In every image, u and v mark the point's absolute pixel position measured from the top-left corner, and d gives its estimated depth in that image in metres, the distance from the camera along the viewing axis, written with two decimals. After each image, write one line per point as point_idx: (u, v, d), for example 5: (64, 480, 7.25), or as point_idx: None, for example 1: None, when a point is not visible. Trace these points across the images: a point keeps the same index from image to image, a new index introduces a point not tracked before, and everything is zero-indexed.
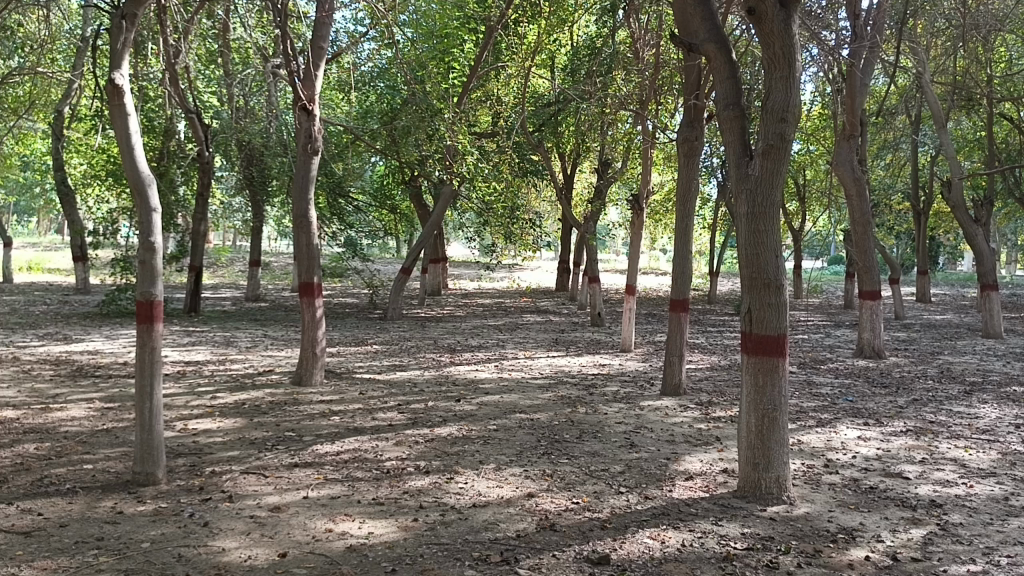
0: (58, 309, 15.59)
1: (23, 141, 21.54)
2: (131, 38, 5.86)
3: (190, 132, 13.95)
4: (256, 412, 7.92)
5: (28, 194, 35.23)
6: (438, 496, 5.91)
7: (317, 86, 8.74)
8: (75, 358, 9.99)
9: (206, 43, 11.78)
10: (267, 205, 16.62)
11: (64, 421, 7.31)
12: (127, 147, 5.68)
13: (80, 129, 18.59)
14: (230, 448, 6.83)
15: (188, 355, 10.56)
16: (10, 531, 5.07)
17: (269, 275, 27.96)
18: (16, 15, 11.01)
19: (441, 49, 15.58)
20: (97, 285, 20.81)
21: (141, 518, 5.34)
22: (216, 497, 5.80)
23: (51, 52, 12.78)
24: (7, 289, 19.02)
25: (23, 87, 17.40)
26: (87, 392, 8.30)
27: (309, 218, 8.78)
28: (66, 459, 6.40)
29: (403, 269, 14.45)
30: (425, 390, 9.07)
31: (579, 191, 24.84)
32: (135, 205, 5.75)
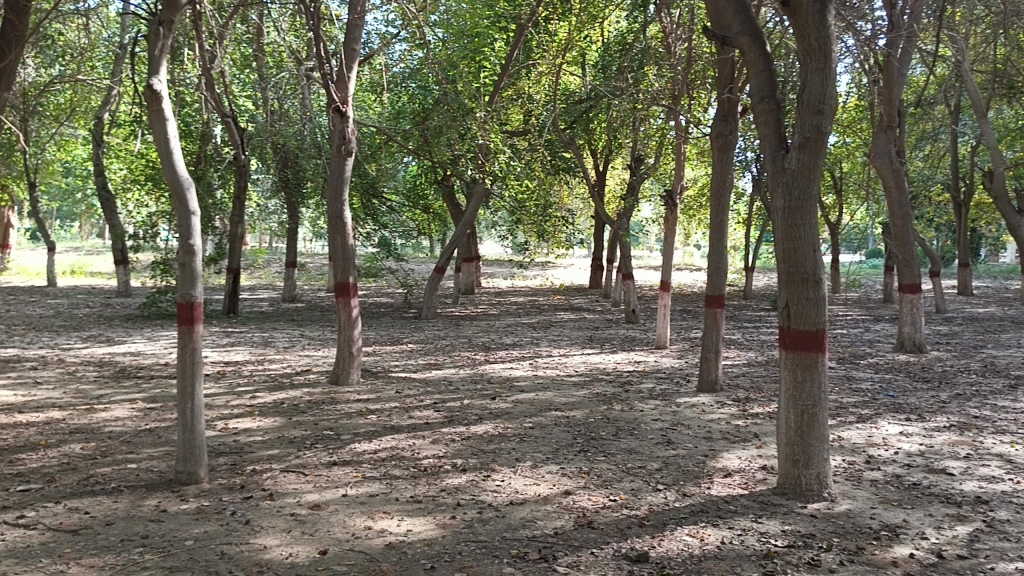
0: (101, 312, 15.89)
1: (66, 147, 22.07)
2: (168, 45, 5.96)
3: (228, 135, 13.74)
4: (295, 411, 8.01)
5: (70, 200, 36.10)
6: (475, 493, 5.94)
7: (350, 88, 8.83)
8: (118, 359, 10.19)
9: (241, 48, 11.92)
10: (303, 206, 16.79)
11: (108, 422, 7.45)
12: (165, 151, 5.77)
13: (119, 135, 18.99)
14: (270, 447, 6.92)
15: (227, 355, 10.72)
16: (58, 530, 5.19)
17: (304, 276, 28.34)
18: (56, 26, 11.25)
19: (472, 48, 15.55)
20: (138, 288, 21.17)
21: (185, 517, 5.44)
22: (257, 494, 5.89)
23: (89, 60, 13.01)
24: (53, 294, 19.46)
25: (65, 95, 17.83)
26: (129, 393, 8.45)
27: (343, 220, 8.83)
28: (111, 458, 6.53)
29: (436, 268, 14.48)
30: (461, 388, 9.10)
31: (611, 187, 24.77)
32: (175, 209, 5.84)
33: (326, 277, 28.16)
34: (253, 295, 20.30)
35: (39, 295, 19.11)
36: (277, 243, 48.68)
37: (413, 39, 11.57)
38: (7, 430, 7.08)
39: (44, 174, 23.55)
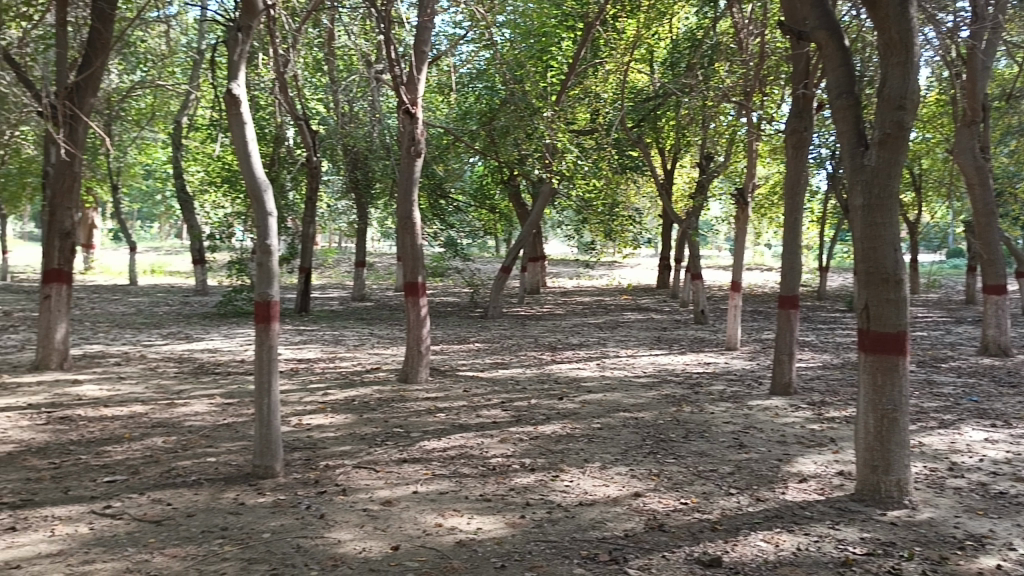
0: (180, 310, 16.42)
1: (147, 151, 22.88)
2: (247, 49, 6.13)
3: (301, 138, 13.99)
4: (365, 408, 8.13)
5: (150, 201, 37.41)
6: (544, 493, 5.94)
7: (420, 89, 8.90)
8: (196, 356, 10.51)
9: (313, 51, 12.18)
10: (372, 207, 17.04)
11: (188, 416, 7.68)
12: (244, 153, 5.93)
13: (197, 138, 19.61)
14: (342, 443, 7.05)
15: (300, 353, 10.96)
16: (142, 520, 5.38)
17: (373, 275, 28.80)
18: (140, 34, 11.66)
19: (540, 47, 15.56)
20: (215, 287, 21.80)
21: (262, 510, 5.57)
22: (331, 490, 6.00)
23: (169, 66, 13.47)
24: (135, 292, 20.20)
25: (146, 100, 18.49)
26: (207, 388, 8.71)
27: (413, 220, 8.92)
28: (191, 451, 6.74)
29: (502, 268, 14.54)
30: (528, 388, 9.11)
31: (679, 186, 24.49)
32: (252, 210, 5.99)
33: (393, 276, 28.54)
34: (324, 294, 20.71)
35: (122, 293, 19.86)
36: (346, 242, 49.57)
37: (481, 40, 11.65)
38: (94, 422, 7.38)
39: (126, 176, 24.45)
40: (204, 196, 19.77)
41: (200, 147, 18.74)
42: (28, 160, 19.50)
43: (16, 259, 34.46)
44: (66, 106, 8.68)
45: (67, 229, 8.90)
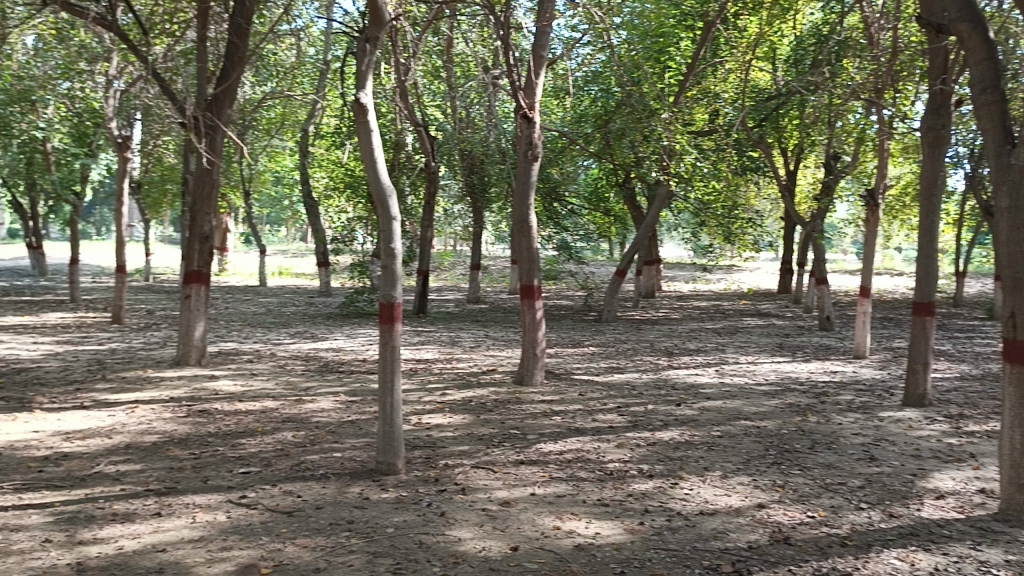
0: (306, 311, 17.13)
1: (276, 158, 24.00)
2: (374, 59, 6.32)
3: (420, 144, 14.30)
4: (482, 409, 8.25)
5: (278, 207, 39.22)
6: (663, 500, 5.86)
7: (538, 93, 8.94)
8: (322, 354, 10.94)
9: (433, 59, 12.46)
10: (488, 210, 17.26)
11: (315, 412, 8.00)
12: (370, 160, 6.12)
13: (323, 146, 20.42)
14: (461, 443, 7.17)
15: (418, 353, 11.22)
16: (275, 511, 5.64)
17: (488, 278, 29.18)
18: (272, 47, 12.25)
19: (657, 48, 15.37)
20: (338, 288, 22.62)
21: (385, 505, 5.74)
22: (450, 488, 6.12)
23: (296, 77, 14.10)
24: (265, 293, 21.22)
25: (276, 110, 19.39)
26: (332, 386, 9.05)
27: (530, 223, 8.96)
28: (318, 446, 7.01)
29: (617, 272, 14.43)
30: (645, 393, 9.01)
31: (802, 188, 23.64)
32: (378, 214, 6.17)
33: (507, 279, 28.83)
34: (440, 296, 21.14)
35: (253, 294, 20.91)
36: (461, 246, 50.47)
37: (597, 43, 11.65)
38: (229, 416, 7.79)
39: (257, 183, 25.73)
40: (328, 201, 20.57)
41: (324, 154, 19.50)
42: (170, 168, 20.83)
43: (160, 261, 36.91)
44: (205, 117, 9.22)
45: (206, 233, 9.38)
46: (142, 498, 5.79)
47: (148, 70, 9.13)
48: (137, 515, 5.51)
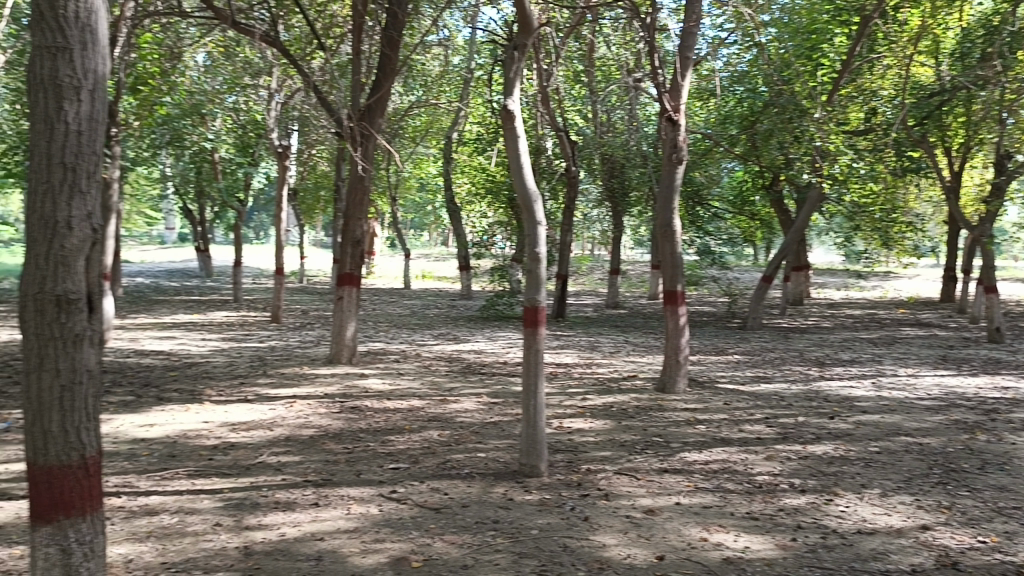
0: (449, 313, 17.60)
1: (420, 165, 24.81)
2: (522, 66, 6.40)
3: (561, 149, 14.39)
4: (624, 415, 8.19)
5: (422, 212, 40.47)
6: (816, 517, 5.61)
7: (684, 95, 8.77)
8: (464, 356, 11.19)
9: (575, 64, 12.52)
10: (628, 215, 17.15)
11: (459, 413, 8.20)
12: (516, 166, 6.19)
13: (466, 152, 20.92)
14: (603, 449, 7.15)
15: (559, 357, 11.28)
16: (424, 506, 5.81)
17: (627, 283, 28.94)
18: (420, 57, 12.68)
19: (810, 45, 14.82)
20: (479, 292, 23.09)
21: (529, 507, 5.80)
22: (594, 493, 6.10)
23: (441, 86, 14.54)
24: (410, 295, 21.96)
25: (422, 119, 20.05)
26: (476, 387, 9.24)
27: (673, 228, 8.77)
28: (463, 446, 7.18)
29: (763, 278, 13.98)
30: (794, 405, 8.67)
31: (968, 190, 22.08)
32: (523, 219, 6.24)
33: (647, 284, 28.54)
34: (579, 300, 21.17)
35: (398, 296, 21.68)
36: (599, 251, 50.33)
37: (745, 43, 11.36)
38: (379, 413, 8.11)
39: (402, 188, 26.68)
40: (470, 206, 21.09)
41: (467, 160, 19.97)
42: (323, 175, 21.95)
43: (314, 264, 38.92)
44: (357, 126, 9.62)
45: (358, 238, 9.69)
46: (301, 488, 6.12)
47: (307, 83, 9.64)
48: (296, 503, 5.83)
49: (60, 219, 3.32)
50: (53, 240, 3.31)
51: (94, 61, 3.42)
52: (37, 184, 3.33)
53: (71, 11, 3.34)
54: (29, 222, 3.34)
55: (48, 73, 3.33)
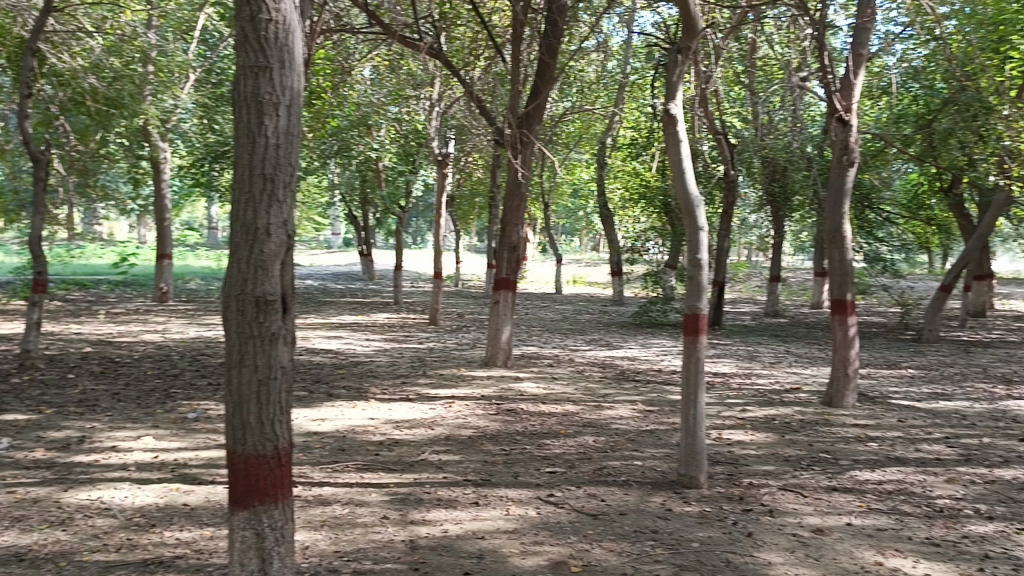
0: (601, 319, 17.57)
1: (574, 171, 24.96)
2: (684, 70, 6.26)
3: (719, 153, 14.05)
4: (787, 429, 7.87)
5: (574, 218, 40.61)
6: (1007, 547, 5.17)
7: (855, 93, 8.35)
8: (618, 363, 11.14)
9: (736, 65, 12.20)
10: (789, 220, 16.51)
11: (614, 419, 8.16)
12: (678, 171, 6.08)
13: (619, 157, 20.84)
14: (766, 463, 6.90)
15: (715, 367, 11.00)
16: (581, 512, 5.82)
17: (787, 291, 27.87)
18: (577, 64, 12.76)
19: (996, 37, 13.76)
20: (631, 298, 22.92)
21: (689, 519, 5.69)
22: (757, 509, 5.90)
23: (595, 92, 14.56)
24: (562, 301, 22.12)
25: (576, 125, 20.16)
26: (630, 394, 9.16)
27: (842, 233, 8.35)
28: (619, 453, 7.14)
29: (942, 287, 13.07)
30: (977, 425, 8.04)
31: None
32: (685, 225, 6.12)
33: (808, 292, 27.36)
34: (736, 308, 20.58)
35: (550, 301, 21.88)
36: (755, 257, 48.69)
37: (924, 37, 10.68)
38: (535, 416, 8.20)
39: (555, 194, 26.93)
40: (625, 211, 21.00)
41: (621, 165, 19.90)
42: (478, 182, 22.51)
43: (468, 268, 39.96)
44: (516, 133, 9.78)
45: (514, 243, 9.84)
46: (462, 487, 6.28)
47: (467, 93, 9.92)
48: (458, 502, 5.98)
49: (259, 226, 3.58)
50: (253, 246, 3.58)
51: (291, 78, 3.66)
52: (240, 194, 3.60)
53: (271, 33, 3.60)
54: (233, 228, 3.62)
55: (250, 91, 3.59)
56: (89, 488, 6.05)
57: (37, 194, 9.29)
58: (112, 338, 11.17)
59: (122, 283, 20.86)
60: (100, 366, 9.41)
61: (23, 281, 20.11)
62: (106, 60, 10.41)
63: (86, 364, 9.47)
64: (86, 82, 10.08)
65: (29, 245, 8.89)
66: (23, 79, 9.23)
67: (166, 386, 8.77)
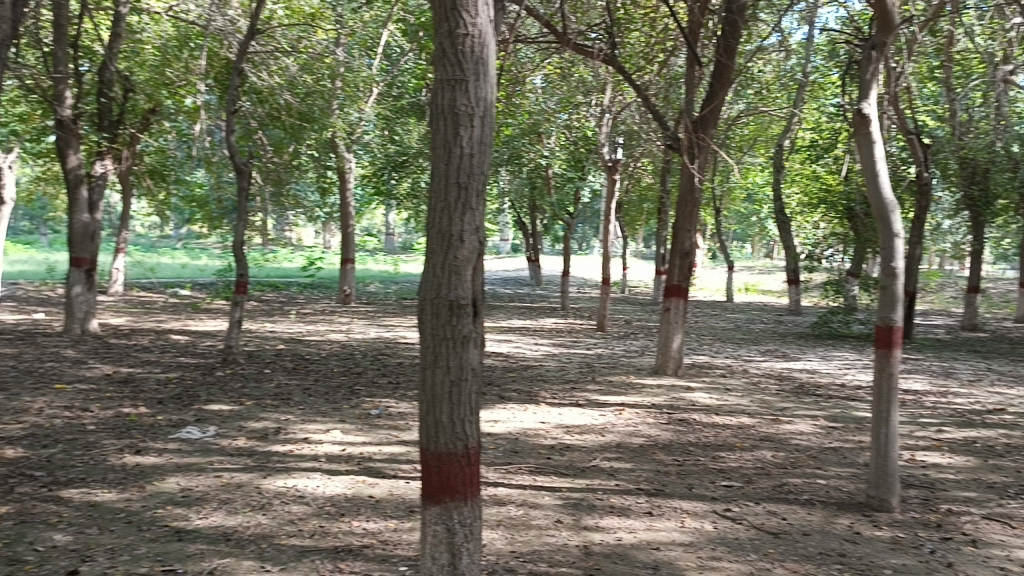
0: (776, 329, 16.89)
1: (747, 175, 24.18)
2: (880, 66, 5.89)
3: (909, 154, 13.15)
4: (991, 453, 7.23)
5: (746, 223, 39.30)
6: None
7: None
8: (797, 375, 10.66)
9: (932, 59, 11.36)
10: (990, 225, 15.17)
11: (794, 434, 7.81)
12: (872, 174, 5.73)
13: (798, 160, 19.98)
14: (966, 489, 6.37)
15: (906, 383, 10.28)
16: (760, 529, 5.61)
17: (986, 303, 25.60)
18: (755, 65, 12.35)
19: None
20: (808, 307, 21.88)
21: (880, 544, 5.34)
22: (957, 538, 5.45)
23: (771, 93, 14.05)
24: (733, 309, 21.47)
25: (750, 128, 19.52)
26: (810, 409, 8.74)
27: None
28: (800, 470, 6.82)
29: None
30: None
31: None
32: (877, 232, 5.77)
33: (1011, 304, 25.00)
34: (926, 321, 19.15)
35: (720, 309, 21.29)
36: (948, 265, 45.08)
37: None
38: (708, 428, 8.00)
39: (727, 199, 26.20)
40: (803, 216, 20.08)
41: (799, 169, 19.05)
42: (647, 188, 22.30)
43: (634, 274, 39.62)
44: (691, 137, 9.59)
45: (687, 249, 9.64)
46: (636, 495, 6.22)
47: (641, 98, 9.78)
48: (631, 510, 5.93)
49: (454, 232, 3.71)
50: (448, 251, 3.71)
51: (485, 90, 3.78)
52: (436, 203, 3.75)
53: (468, 47, 3.73)
54: (429, 235, 3.77)
55: (447, 103, 3.74)
56: (286, 476, 6.50)
57: (241, 203, 10.09)
58: (302, 336, 11.98)
59: (309, 285, 22.35)
60: (292, 363, 10.11)
61: (224, 282, 22.01)
62: (301, 78, 11.19)
63: (280, 360, 10.21)
64: (283, 98, 10.85)
65: (233, 249, 9.69)
66: (230, 98, 10.07)
67: (351, 383, 9.28)
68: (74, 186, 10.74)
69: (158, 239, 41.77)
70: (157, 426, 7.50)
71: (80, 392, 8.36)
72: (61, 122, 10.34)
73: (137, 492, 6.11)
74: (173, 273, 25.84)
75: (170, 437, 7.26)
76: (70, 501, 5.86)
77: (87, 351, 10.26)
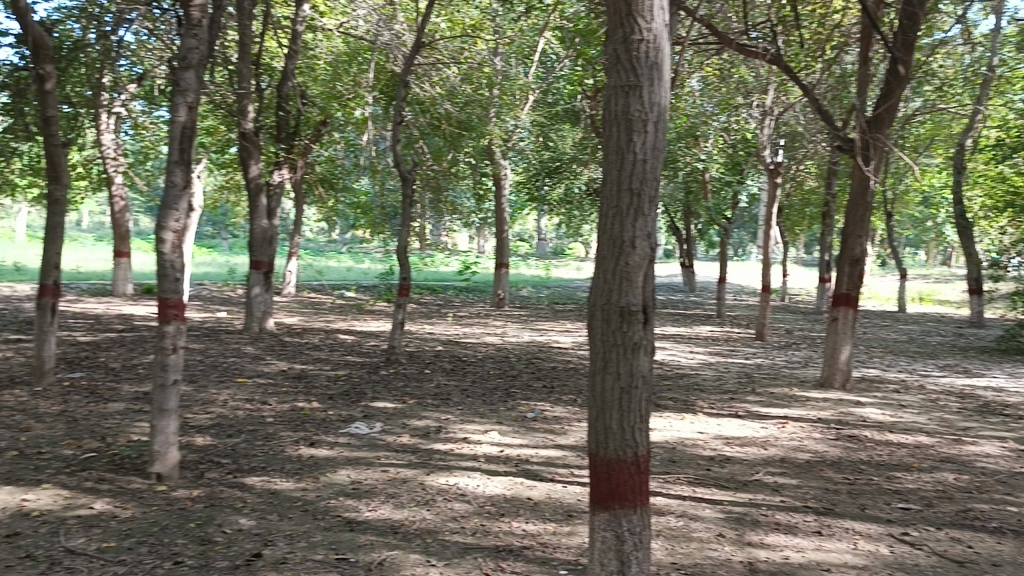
0: (954, 342, 15.74)
1: (923, 178, 22.70)
2: None
3: None
4: None
5: (920, 228, 36.85)
6: None
7: None
8: (980, 393, 9.87)
9: None
10: None
11: (979, 457, 7.24)
12: None
13: (982, 161, 18.55)
14: None
15: None
16: (943, 556, 5.22)
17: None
18: (937, 59, 11.61)
19: None
20: (991, 319, 20.25)
21: None
22: None
23: (952, 89, 13.13)
24: (905, 320, 20.20)
25: (927, 127, 18.33)
26: (997, 430, 8.07)
27: None
28: (987, 495, 6.31)
29: None
30: None
31: None
32: None
33: None
34: None
35: (891, 319, 20.08)
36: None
37: None
38: (881, 446, 7.55)
39: (900, 203, 24.69)
40: (985, 220, 18.60)
41: (983, 170, 17.68)
42: (811, 193, 21.39)
43: (795, 282, 38.04)
44: (864, 138, 9.11)
45: (856, 256, 9.19)
46: (803, 513, 5.96)
47: (808, 99, 9.37)
48: (798, 528, 5.68)
49: (625, 238, 3.69)
50: (619, 257, 3.70)
51: (659, 95, 3.74)
52: (608, 209, 3.75)
53: (643, 52, 3.71)
54: (601, 240, 3.77)
55: (621, 109, 3.73)
56: (448, 474, 6.70)
57: (405, 209, 10.49)
58: (459, 338, 12.32)
59: (466, 289, 22.97)
60: (450, 364, 10.41)
61: (386, 285, 23.02)
62: (460, 87, 11.54)
63: (439, 361, 10.55)
64: (444, 108, 11.21)
65: (397, 253, 10.09)
66: (396, 108, 10.50)
67: (507, 386, 9.45)
68: (255, 194, 11.59)
69: (325, 243, 44.29)
70: (328, 421, 7.93)
71: (260, 386, 8.98)
72: (245, 134, 11.16)
73: (311, 482, 6.48)
74: (340, 276, 27.31)
75: (340, 431, 7.66)
76: (253, 488, 6.30)
77: (265, 348, 11.02)
